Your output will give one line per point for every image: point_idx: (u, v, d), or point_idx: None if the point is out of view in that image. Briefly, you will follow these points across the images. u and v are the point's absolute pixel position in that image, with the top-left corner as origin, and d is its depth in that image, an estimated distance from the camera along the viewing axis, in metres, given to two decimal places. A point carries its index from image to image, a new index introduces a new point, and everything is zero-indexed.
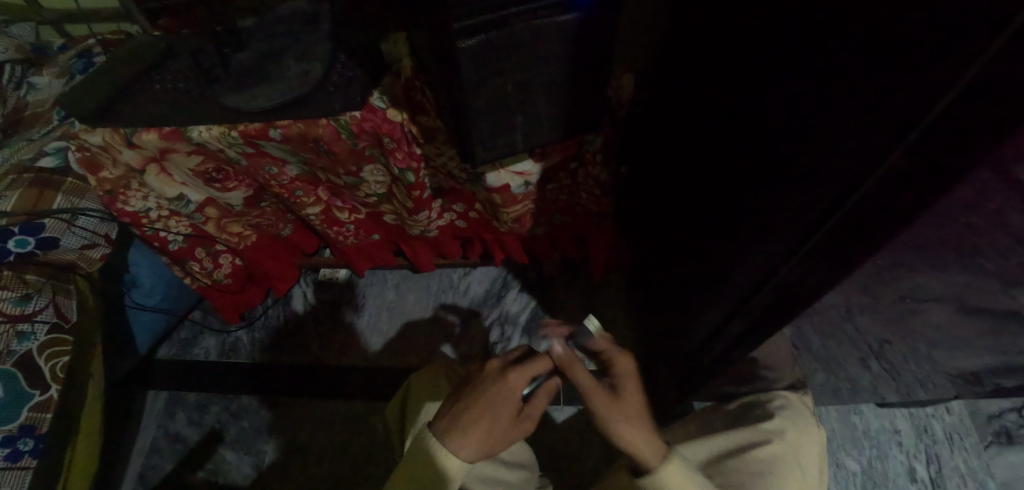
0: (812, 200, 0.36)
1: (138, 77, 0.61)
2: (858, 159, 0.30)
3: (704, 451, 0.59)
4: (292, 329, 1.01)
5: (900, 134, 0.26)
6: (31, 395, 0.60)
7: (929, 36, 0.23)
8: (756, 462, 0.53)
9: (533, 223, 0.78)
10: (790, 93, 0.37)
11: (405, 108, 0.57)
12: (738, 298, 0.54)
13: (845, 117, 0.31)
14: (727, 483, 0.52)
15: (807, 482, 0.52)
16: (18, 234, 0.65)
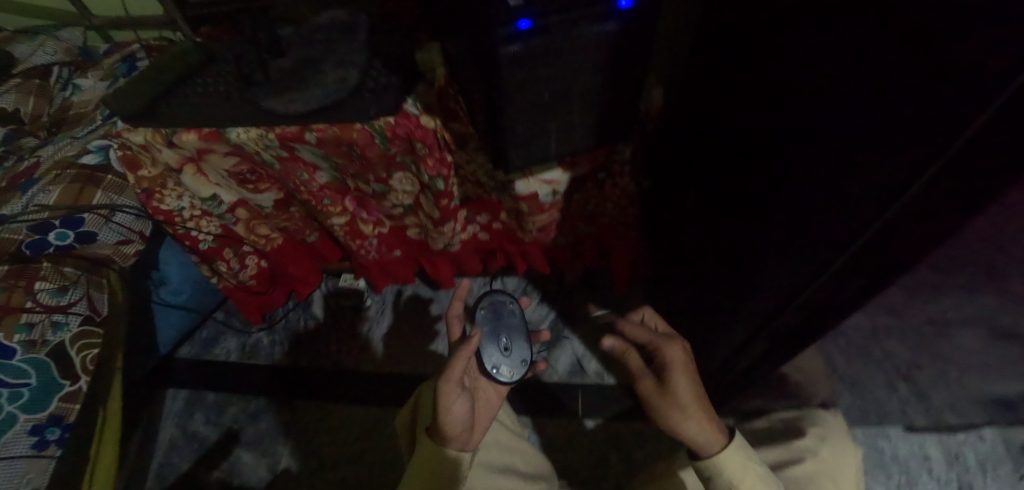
0: (840, 213, 0.36)
1: (181, 81, 0.64)
2: (891, 170, 0.30)
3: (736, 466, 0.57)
4: (313, 333, 1.02)
5: (938, 146, 0.26)
6: (62, 386, 0.61)
7: (964, 48, 0.23)
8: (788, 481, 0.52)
9: (558, 232, 0.79)
10: (815, 107, 0.38)
11: (437, 115, 0.58)
12: (767, 312, 0.53)
13: (871, 130, 0.31)
14: None
15: None
16: (59, 227, 0.67)
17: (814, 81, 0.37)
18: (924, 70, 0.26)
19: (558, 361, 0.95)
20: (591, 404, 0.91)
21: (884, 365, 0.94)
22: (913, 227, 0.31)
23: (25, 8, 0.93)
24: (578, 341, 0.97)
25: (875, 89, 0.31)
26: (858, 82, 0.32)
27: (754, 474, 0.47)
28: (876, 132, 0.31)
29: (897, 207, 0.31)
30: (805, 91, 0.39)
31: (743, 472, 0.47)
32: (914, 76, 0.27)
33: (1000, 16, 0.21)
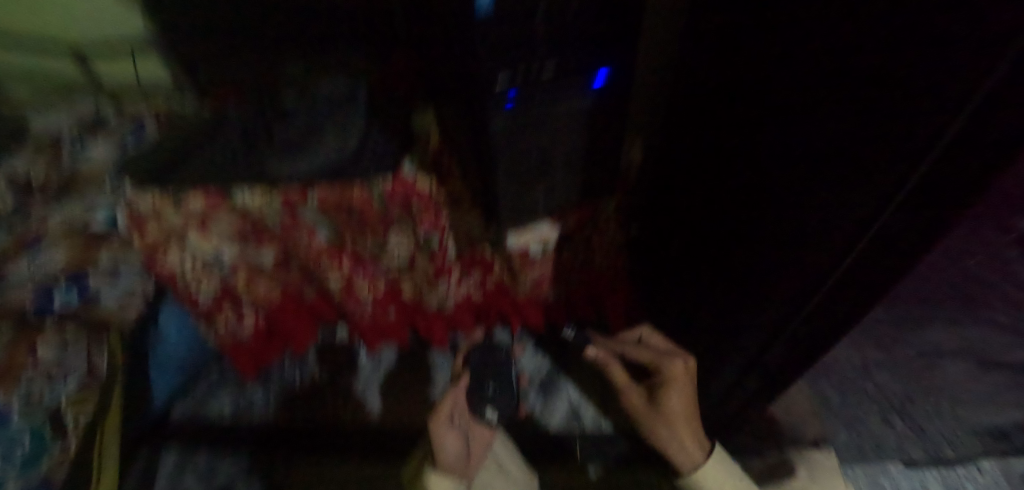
0: (814, 254, 0.40)
1: (191, 145, 0.67)
2: (865, 203, 0.34)
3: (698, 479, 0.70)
4: (306, 391, 1.01)
5: (903, 176, 0.30)
6: (52, 445, 0.60)
7: (901, 101, 0.28)
8: None
9: (550, 286, 0.85)
10: (780, 158, 0.42)
11: (434, 176, 0.64)
12: (756, 349, 0.55)
13: (838, 174, 0.35)
14: None
15: None
16: (65, 284, 0.69)
17: (775, 137, 0.42)
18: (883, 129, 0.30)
19: (554, 410, 0.94)
20: (590, 450, 0.90)
21: (878, 400, 0.94)
22: (882, 253, 0.35)
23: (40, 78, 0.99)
24: (574, 387, 0.97)
25: (835, 140, 0.35)
26: (818, 134, 0.36)
27: (724, 478, 0.68)
28: (844, 181, 0.34)
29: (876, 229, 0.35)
30: (767, 145, 0.44)
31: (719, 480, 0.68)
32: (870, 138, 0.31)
33: (937, 70, 0.26)
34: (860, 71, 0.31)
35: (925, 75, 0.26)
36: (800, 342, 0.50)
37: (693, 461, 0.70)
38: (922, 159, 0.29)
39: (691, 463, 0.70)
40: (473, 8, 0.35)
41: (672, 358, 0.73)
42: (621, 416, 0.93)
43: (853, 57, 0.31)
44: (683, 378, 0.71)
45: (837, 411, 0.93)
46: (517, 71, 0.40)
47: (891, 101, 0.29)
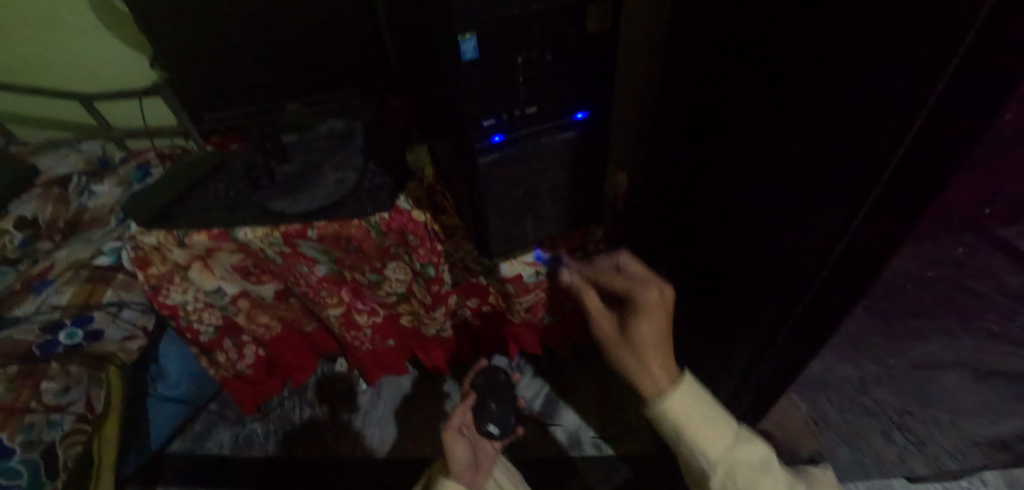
0: (794, 272, 0.41)
1: (193, 186, 0.70)
2: (822, 231, 0.36)
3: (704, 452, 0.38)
4: (307, 421, 1.02)
5: (853, 209, 0.33)
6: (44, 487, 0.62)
7: (856, 136, 0.30)
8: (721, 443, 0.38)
9: (545, 311, 0.82)
10: (753, 186, 0.45)
11: (427, 209, 0.64)
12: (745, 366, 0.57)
13: (805, 200, 0.38)
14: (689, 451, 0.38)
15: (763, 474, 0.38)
16: (70, 326, 0.71)
17: (747, 166, 0.45)
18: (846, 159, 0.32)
19: (554, 434, 0.95)
20: (591, 477, 0.90)
21: (877, 415, 0.96)
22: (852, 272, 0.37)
23: (51, 123, 1.03)
24: (573, 412, 0.97)
25: (802, 169, 0.37)
26: (785, 164, 0.39)
27: (701, 414, 0.38)
28: (815, 205, 0.36)
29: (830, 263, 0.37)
30: (740, 174, 0.46)
31: (688, 409, 0.38)
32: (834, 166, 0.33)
33: (881, 111, 0.28)
34: (818, 107, 0.33)
35: (872, 115, 0.29)
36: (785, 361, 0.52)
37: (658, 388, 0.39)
38: (865, 194, 0.31)
39: (654, 390, 0.39)
40: (459, 58, 0.38)
41: (645, 282, 0.45)
42: (619, 441, 0.93)
43: (811, 95, 0.34)
44: (659, 309, 0.42)
45: (837, 430, 0.95)
46: (501, 114, 0.43)
47: (848, 136, 0.31)
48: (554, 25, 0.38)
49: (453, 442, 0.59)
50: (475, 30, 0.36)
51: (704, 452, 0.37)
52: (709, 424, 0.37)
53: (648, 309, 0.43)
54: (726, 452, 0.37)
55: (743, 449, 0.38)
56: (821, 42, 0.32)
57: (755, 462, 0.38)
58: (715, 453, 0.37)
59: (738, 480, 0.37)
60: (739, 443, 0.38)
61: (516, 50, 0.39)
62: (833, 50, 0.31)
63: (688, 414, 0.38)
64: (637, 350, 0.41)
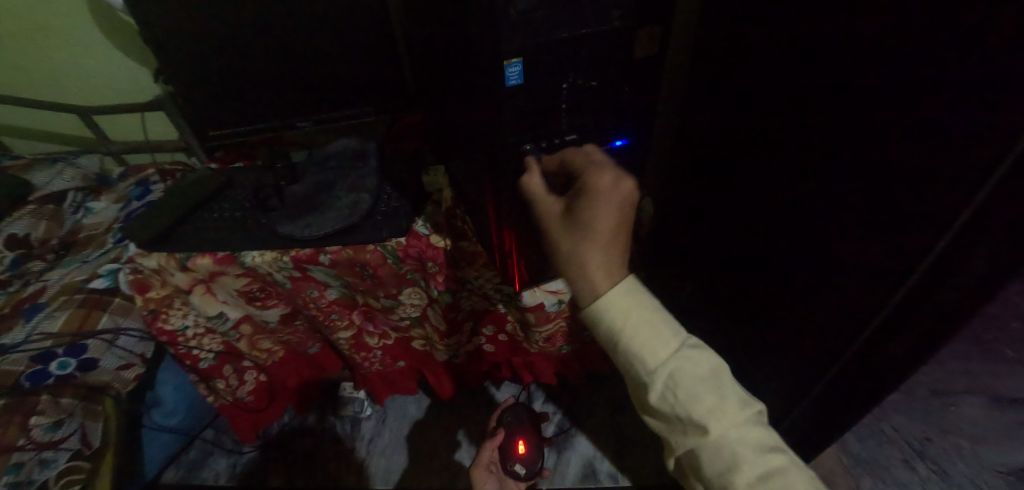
0: (848, 306, 0.39)
1: (194, 209, 0.67)
2: (890, 268, 0.34)
3: (646, 354, 0.36)
4: (309, 446, 0.97)
5: (927, 247, 0.31)
6: None
7: (930, 176, 0.28)
8: (674, 365, 0.35)
9: (563, 339, 0.77)
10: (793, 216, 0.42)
11: (447, 234, 0.60)
12: (787, 400, 0.54)
13: (861, 236, 0.35)
14: (624, 348, 0.37)
15: (720, 414, 0.34)
16: (61, 356, 0.66)
17: (785, 201, 0.42)
18: (916, 201, 0.30)
19: (570, 465, 0.91)
20: None
21: (897, 443, 0.92)
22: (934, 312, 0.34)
23: (49, 136, 1.00)
24: (588, 441, 0.93)
25: (857, 205, 0.35)
26: (835, 197, 0.36)
27: (639, 318, 0.37)
28: (875, 243, 0.34)
29: (896, 300, 0.35)
30: (779, 208, 0.43)
31: (626, 312, 0.37)
32: (899, 207, 0.31)
33: (965, 146, 0.26)
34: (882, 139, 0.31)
35: (957, 151, 0.26)
36: (830, 401, 0.49)
37: (596, 290, 0.38)
38: (945, 230, 0.29)
39: (593, 295, 0.38)
40: (503, 84, 0.35)
41: (601, 164, 0.40)
42: (637, 474, 0.89)
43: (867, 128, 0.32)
44: (612, 199, 0.38)
45: (858, 458, 0.91)
46: (540, 142, 0.41)
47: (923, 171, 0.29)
48: (597, 48, 0.36)
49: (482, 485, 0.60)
50: (520, 55, 0.34)
51: (643, 359, 0.36)
52: (651, 329, 0.37)
53: (598, 194, 0.38)
54: (669, 361, 0.36)
55: (684, 359, 0.36)
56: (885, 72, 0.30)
57: (699, 373, 0.35)
58: (654, 360, 0.36)
59: (677, 389, 0.35)
60: (682, 353, 0.36)
61: (557, 76, 0.36)
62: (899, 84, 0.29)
63: (626, 318, 0.37)
64: (581, 250, 0.39)
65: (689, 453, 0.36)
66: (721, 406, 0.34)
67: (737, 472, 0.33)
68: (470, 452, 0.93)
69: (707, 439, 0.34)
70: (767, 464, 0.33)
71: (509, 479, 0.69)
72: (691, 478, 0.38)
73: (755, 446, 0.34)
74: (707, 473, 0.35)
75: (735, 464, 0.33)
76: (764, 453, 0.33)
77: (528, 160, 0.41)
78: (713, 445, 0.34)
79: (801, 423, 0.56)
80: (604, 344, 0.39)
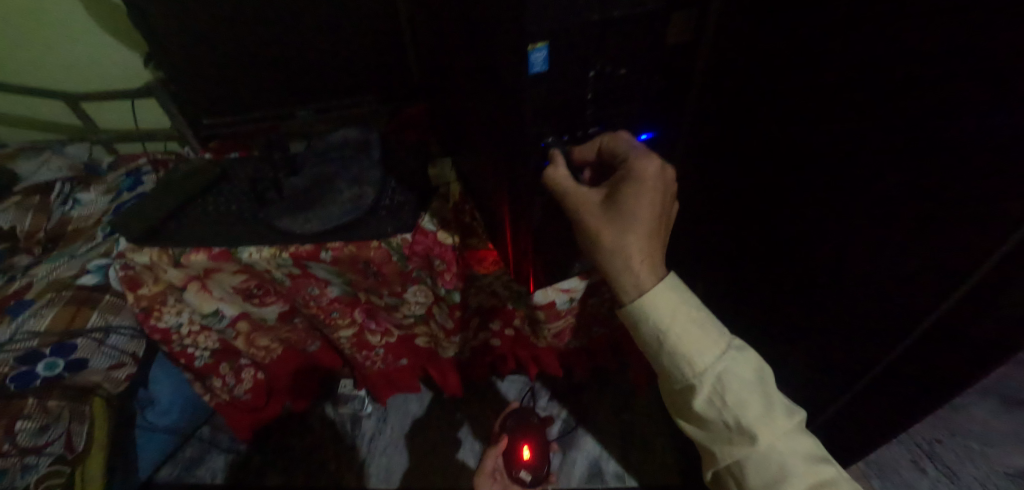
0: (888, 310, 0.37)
1: (187, 202, 0.64)
2: (943, 271, 0.32)
3: (693, 358, 0.35)
4: (309, 444, 0.95)
5: (989, 252, 0.28)
6: None
7: (1002, 176, 0.26)
8: (721, 369, 0.35)
9: (571, 336, 0.75)
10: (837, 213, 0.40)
11: (455, 230, 0.57)
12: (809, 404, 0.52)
13: (908, 239, 0.33)
14: (669, 350, 0.36)
15: (768, 422, 0.34)
16: (48, 357, 0.63)
17: (820, 199, 0.40)
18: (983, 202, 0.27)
19: (575, 464, 0.89)
20: None
21: (907, 444, 0.91)
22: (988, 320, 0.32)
23: (35, 124, 0.96)
24: (593, 440, 0.92)
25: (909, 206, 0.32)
26: (882, 195, 0.34)
27: (684, 320, 0.36)
28: (927, 246, 0.32)
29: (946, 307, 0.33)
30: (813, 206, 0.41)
31: (670, 314, 0.36)
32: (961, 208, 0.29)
33: None
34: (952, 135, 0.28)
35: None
36: (864, 402, 0.47)
37: (640, 287, 0.38)
38: (1013, 234, 0.27)
39: (635, 291, 0.38)
40: (526, 71, 0.32)
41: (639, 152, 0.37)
42: (644, 473, 0.88)
43: (926, 122, 0.29)
44: (654, 186, 0.37)
45: (868, 459, 0.90)
46: (563, 134, 0.38)
47: (995, 171, 0.26)
48: (628, 33, 0.33)
49: None
50: (547, 39, 0.31)
51: (688, 360, 0.36)
52: (697, 330, 0.36)
53: (640, 183, 0.37)
54: (716, 364, 0.35)
55: (732, 362, 0.35)
56: (948, 64, 0.27)
57: (746, 377, 0.35)
58: (702, 362, 0.35)
59: (725, 394, 0.35)
60: (728, 357, 0.35)
61: (585, 63, 0.34)
62: (968, 74, 0.26)
63: (673, 318, 0.36)
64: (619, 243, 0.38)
65: (733, 462, 0.35)
66: (769, 416, 0.34)
67: (785, 481, 0.33)
68: (474, 452, 0.92)
69: (755, 446, 0.34)
70: (814, 473, 0.33)
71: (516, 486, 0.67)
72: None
73: (803, 454, 0.33)
74: (752, 484, 0.34)
75: (783, 473, 0.33)
76: (811, 462, 0.33)
77: (552, 152, 0.38)
78: (761, 455, 0.34)
79: (822, 426, 0.54)
80: (644, 343, 0.39)
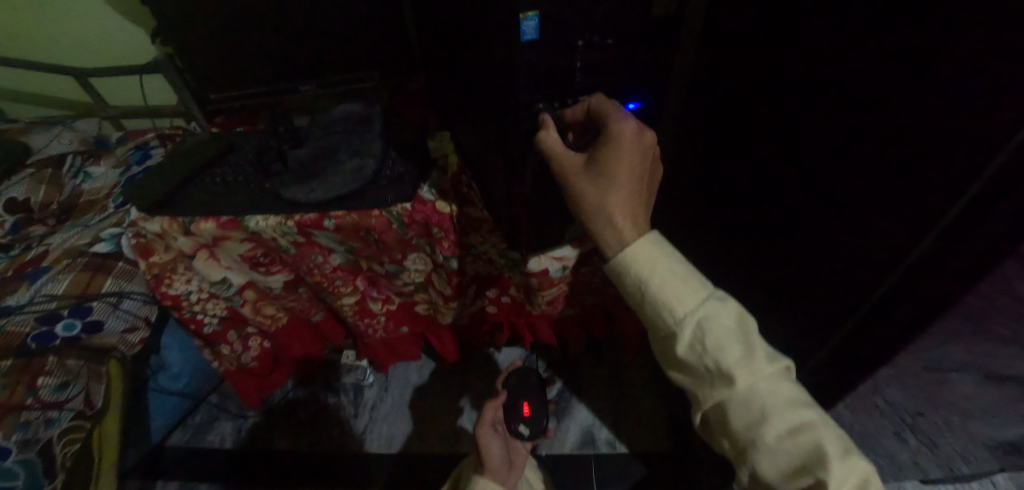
0: (859, 266, 0.39)
1: (194, 174, 0.66)
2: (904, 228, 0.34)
3: (675, 307, 0.37)
4: (313, 412, 0.99)
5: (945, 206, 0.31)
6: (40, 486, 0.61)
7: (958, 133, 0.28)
8: (700, 317, 0.37)
9: (564, 304, 0.78)
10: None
11: (453, 200, 0.60)
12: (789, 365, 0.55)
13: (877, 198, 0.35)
14: (652, 299, 0.38)
15: (747, 366, 0.35)
16: (66, 317, 0.66)
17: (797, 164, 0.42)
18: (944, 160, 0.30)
19: (569, 431, 0.93)
20: (606, 474, 0.88)
21: (891, 416, 0.94)
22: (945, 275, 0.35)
23: (44, 101, 0.98)
24: (586, 409, 0.95)
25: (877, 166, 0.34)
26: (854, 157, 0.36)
27: (666, 273, 0.38)
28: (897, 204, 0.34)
29: (912, 260, 0.35)
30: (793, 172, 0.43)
31: (652, 268, 0.38)
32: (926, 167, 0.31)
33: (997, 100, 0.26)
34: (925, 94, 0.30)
35: (996, 104, 0.26)
36: (838, 360, 0.50)
37: (621, 241, 0.41)
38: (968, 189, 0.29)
39: (619, 245, 0.41)
40: (519, 39, 0.34)
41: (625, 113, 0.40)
42: (634, 440, 0.91)
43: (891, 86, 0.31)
44: (636, 144, 0.40)
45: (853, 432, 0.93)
46: (554, 102, 0.40)
47: (956, 127, 0.28)
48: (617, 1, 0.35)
49: (488, 441, 0.62)
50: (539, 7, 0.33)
51: (670, 309, 0.38)
52: (677, 281, 0.38)
53: (623, 140, 0.39)
54: (696, 312, 0.37)
55: (712, 310, 0.37)
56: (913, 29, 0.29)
57: (727, 325, 0.36)
58: (683, 310, 0.37)
59: (706, 340, 0.36)
60: (708, 307, 0.37)
61: (577, 29, 0.35)
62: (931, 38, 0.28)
63: (654, 270, 0.38)
64: (606, 203, 0.41)
65: (717, 406, 0.37)
66: (748, 360, 0.35)
67: (764, 421, 0.34)
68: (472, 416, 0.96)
69: (735, 390, 0.35)
70: (794, 415, 0.34)
71: (515, 440, 0.70)
72: (718, 434, 0.38)
73: (782, 397, 0.35)
74: (734, 426, 0.36)
75: (763, 413, 0.34)
76: (791, 405, 0.34)
77: (542, 117, 0.40)
78: (741, 397, 0.35)
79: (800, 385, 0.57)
80: (630, 296, 0.41)
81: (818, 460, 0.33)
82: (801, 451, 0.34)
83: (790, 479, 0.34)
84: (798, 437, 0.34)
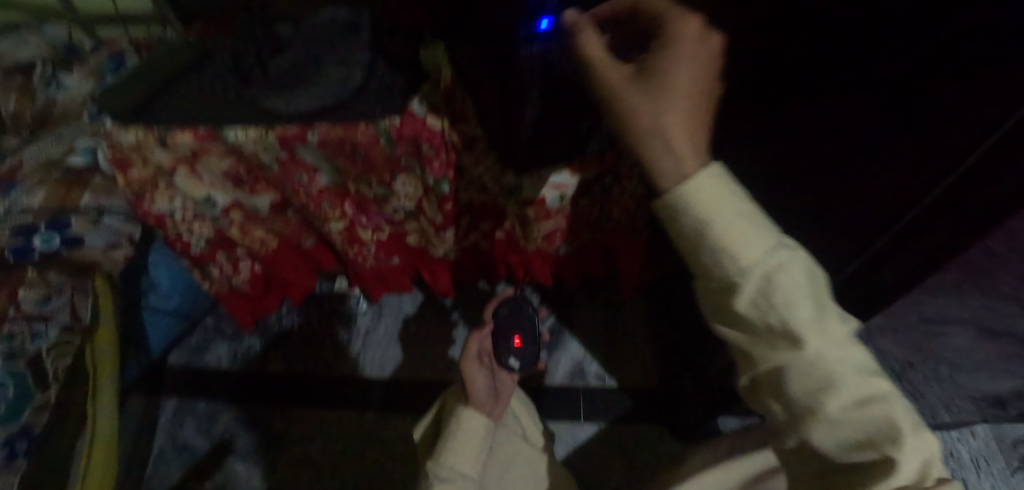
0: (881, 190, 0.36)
1: (165, 82, 0.61)
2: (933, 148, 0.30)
3: (743, 253, 0.27)
4: (307, 338, 1.00)
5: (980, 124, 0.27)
6: (33, 395, 0.57)
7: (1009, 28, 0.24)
8: (774, 268, 0.27)
9: (562, 241, 0.78)
10: None
11: (445, 116, 0.56)
12: None
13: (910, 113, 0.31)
14: (711, 244, 0.28)
15: (819, 326, 0.27)
16: (43, 231, 0.65)
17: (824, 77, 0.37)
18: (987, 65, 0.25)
19: (560, 364, 0.94)
20: (593, 404, 0.90)
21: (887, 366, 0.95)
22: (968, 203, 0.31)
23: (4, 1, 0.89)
24: (578, 343, 0.96)
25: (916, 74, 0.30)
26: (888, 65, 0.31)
27: (736, 207, 0.27)
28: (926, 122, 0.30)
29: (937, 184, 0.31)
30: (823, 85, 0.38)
31: (719, 201, 0.27)
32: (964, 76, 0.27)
33: None
34: None
35: None
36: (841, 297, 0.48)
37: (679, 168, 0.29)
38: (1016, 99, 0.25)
39: (676, 173, 0.29)
40: None
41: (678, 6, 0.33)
42: (624, 374, 0.93)
43: None
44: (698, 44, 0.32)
45: None
46: None
47: None
48: None
49: (472, 372, 0.62)
50: None
51: (734, 257, 0.27)
52: (745, 220, 0.27)
53: (682, 38, 0.32)
54: (767, 262, 0.27)
55: (786, 260, 0.27)
56: None
57: (800, 279, 0.27)
58: (751, 259, 0.27)
59: (776, 296, 0.27)
60: (783, 256, 0.27)
61: None
62: None
63: (718, 204, 0.27)
64: (663, 114, 0.30)
65: (771, 373, 0.29)
66: (819, 320, 0.27)
67: (832, 390, 0.27)
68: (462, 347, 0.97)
69: (802, 354, 0.27)
70: (866, 383, 0.27)
71: (503, 372, 0.69)
72: (760, 395, 0.31)
73: (852, 364, 0.27)
74: (790, 396, 0.28)
75: (832, 381, 0.27)
76: (861, 371, 0.28)
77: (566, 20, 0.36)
78: (808, 363, 0.27)
79: None
80: (677, 240, 0.30)
81: (889, 435, 0.26)
82: (871, 426, 0.27)
83: (851, 453, 0.27)
84: (867, 409, 0.27)
